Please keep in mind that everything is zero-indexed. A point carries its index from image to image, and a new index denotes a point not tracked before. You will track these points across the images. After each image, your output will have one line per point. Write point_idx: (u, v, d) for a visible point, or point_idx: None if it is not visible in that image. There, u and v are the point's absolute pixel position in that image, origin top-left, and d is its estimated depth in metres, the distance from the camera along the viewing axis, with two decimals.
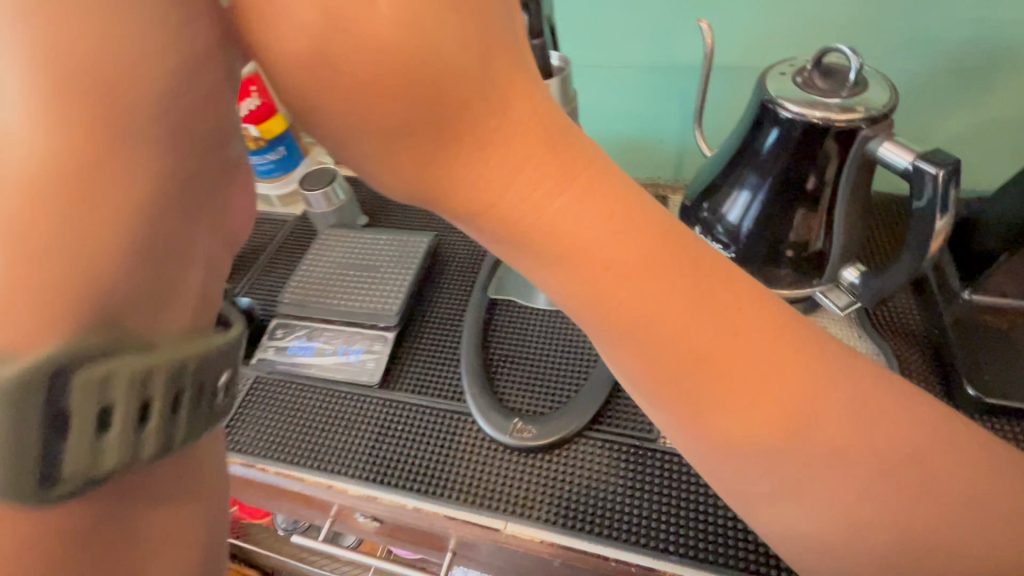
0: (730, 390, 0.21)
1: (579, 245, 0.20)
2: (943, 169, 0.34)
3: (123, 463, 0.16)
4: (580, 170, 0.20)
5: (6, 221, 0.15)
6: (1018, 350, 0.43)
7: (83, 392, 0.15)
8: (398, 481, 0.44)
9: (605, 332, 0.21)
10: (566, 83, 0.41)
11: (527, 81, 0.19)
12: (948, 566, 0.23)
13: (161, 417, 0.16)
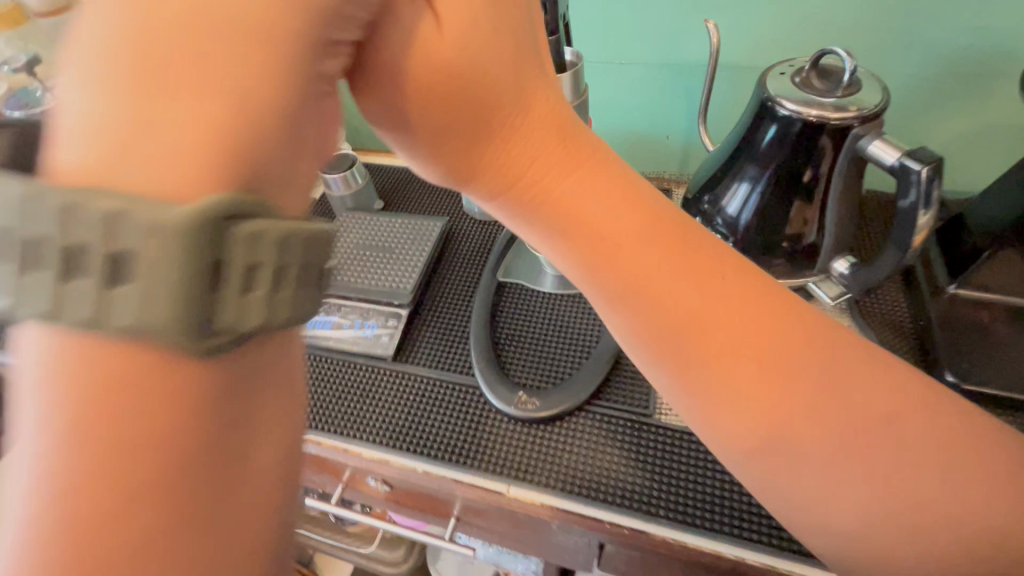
0: (711, 343, 0.25)
1: (583, 215, 0.25)
2: (927, 166, 0.36)
3: (263, 322, 0.18)
4: (584, 159, 0.26)
5: (198, 85, 0.17)
6: (997, 340, 0.45)
7: (241, 244, 0.17)
8: (409, 446, 0.47)
9: (609, 293, 0.26)
10: (578, 78, 0.43)
11: (545, 93, 0.26)
12: (909, 516, 0.25)
13: (293, 284, 0.18)
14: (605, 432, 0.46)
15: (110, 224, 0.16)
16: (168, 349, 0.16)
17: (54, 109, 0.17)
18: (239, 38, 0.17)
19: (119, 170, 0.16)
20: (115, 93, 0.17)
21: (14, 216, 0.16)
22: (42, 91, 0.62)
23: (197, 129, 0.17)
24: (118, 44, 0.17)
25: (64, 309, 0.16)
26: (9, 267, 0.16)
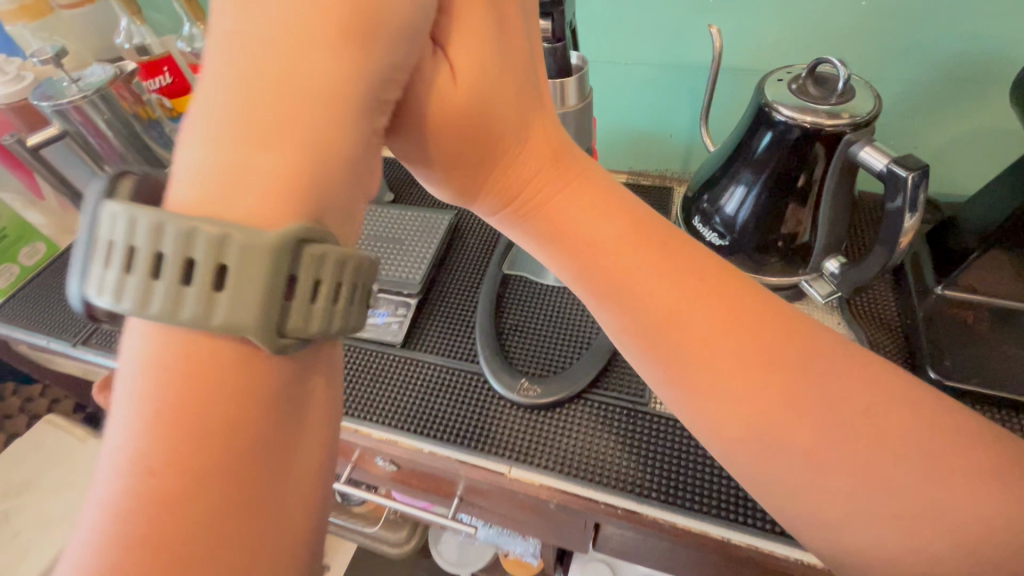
0: (691, 339, 0.29)
1: (568, 224, 0.31)
2: (913, 173, 0.38)
3: (321, 330, 0.22)
4: (573, 174, 0.32)
5: (285, 140, 0.21)
6: (980, 340, 0.47)
7: (308, 261, 0.21)
8: (417, 428, 0.50)
9: (598, 290, 0.31)
10: (584, 81, 0.45)
11: (546, 123, 0.33)
12: (895, 509, 0.27)
13: (345, 298, 0.23)
14: (602, 418, 0.49)
15: (218, 242, 0.19)
16: (257, 343, 0.20)
17: (174, 160, 0.21)
18: (314, 100, 0.22)
19: (224, 204, 0.20)
20: (224, 144, 0.21)
21: (144, 238, 0.19)
22: (67, 83, 0.64)
23: (282, 171, 0.21)
24: (226, 106, 0.21)
25: (178, 311, 0.19)
26: (137, 279, 0.19)
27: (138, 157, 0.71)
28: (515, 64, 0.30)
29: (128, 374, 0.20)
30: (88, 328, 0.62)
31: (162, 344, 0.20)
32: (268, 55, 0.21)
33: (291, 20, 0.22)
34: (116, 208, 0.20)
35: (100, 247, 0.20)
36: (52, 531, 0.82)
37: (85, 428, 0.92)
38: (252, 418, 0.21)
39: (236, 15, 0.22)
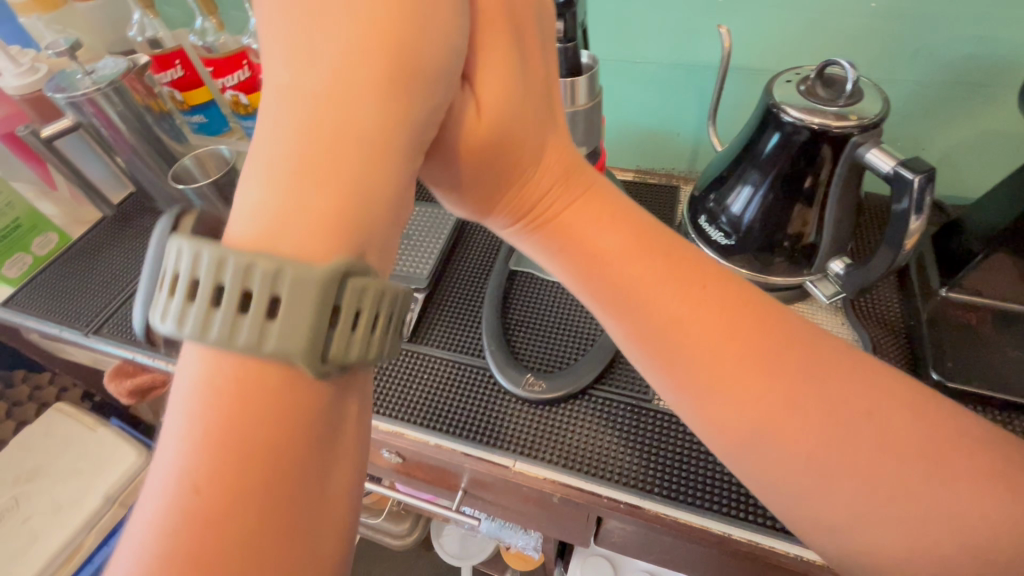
0: (697, 343, 0.30)
1: (579, 234, 0.33)
2: (919, 175, 0.38)
3: (359, 357, 0.24)
4: (583, 186, 0.34)
5: (337, 180, 0.24)
6: (983, 343, 0.48)
7: (350, 293, 0.23)
8: (423, 421, 0.50)
9: (605, 296, 0.32)
10: (594, 80, 0.46)
11: (561, 143, 0.35)
12: (891, 505, 0.27)
13: (381, 327, 0.25)
14: (606, 414, 0.49)
15: (272, 275, 0.21)
16: (303, 368, 0.22)
17: (235, 198, 0.24)
18: (362, 144, 0.24)
19: (278, 240, 0.22)
20: (277, 186, 0.23)
21: (207, 272, 0.22)
22: (81, 75, 0.65)
23: (325, 209, 0.23)
24: (279, 150, 0.23)
25: (234, 337, 0.22)
26: (198, 307, 0.22)
27: (151, 151, 0.71)
28: (532, 83, 0.33)
29: (182, 394, 0.22)
30: (101, 317, 0.63)
31: (214, 367, 0.22)
32: (317, 104, 0.24)
33: (337, 72, 0.24)
34: (180, 243, 0.22)
35: (166, 278, 0.23)
36: (60, 517, 0.84)
37: (93, 416, 0.94)
38: (293, 435, 0.22)
39: (289, 69, 0.25)
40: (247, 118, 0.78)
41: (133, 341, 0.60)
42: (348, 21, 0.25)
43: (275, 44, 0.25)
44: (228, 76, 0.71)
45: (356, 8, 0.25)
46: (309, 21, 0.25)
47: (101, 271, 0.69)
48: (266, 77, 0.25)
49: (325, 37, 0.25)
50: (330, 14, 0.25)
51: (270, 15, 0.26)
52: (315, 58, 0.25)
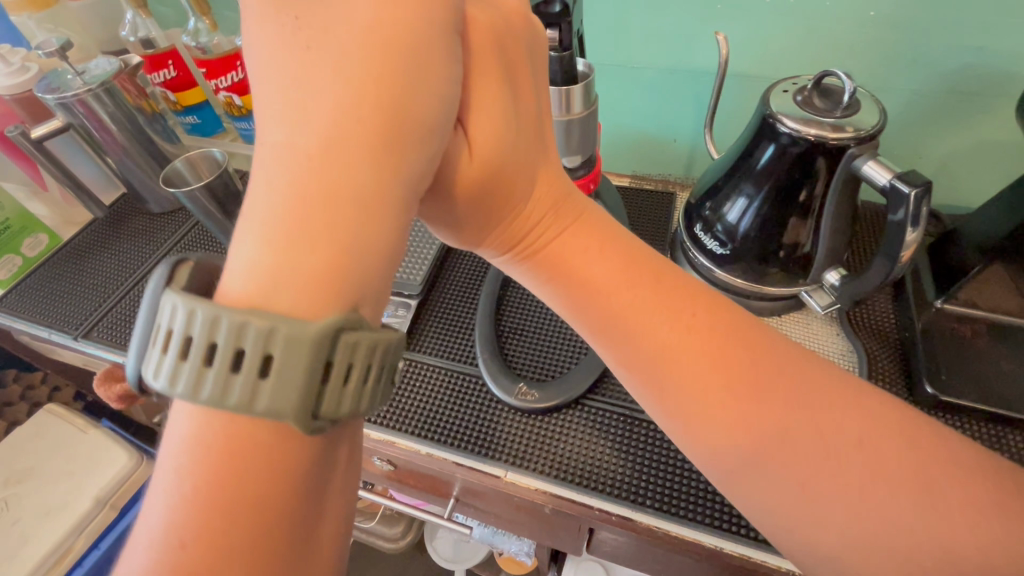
0: (688, 372, 0.32)
1: (572, 262, 0.35)
2: (915, 189, 0.38)
3: (351, 411, 0.24)
4: (576, 213, 0.37)
5: (333, 240, 0.23)
6: (976, 355, 0.48)
7: (343, 348, 0.23)
8: (414, 429, 0.50)
9: (598, 326, 0.34)
10: (589, 88, 0.45)
11: (554, 170, 0.37)
12: (860, 511, 0.29)
13: (374, 377, 0.25)
14: (599, 425, 0.49)
15: (265, 333, 0.21)
16: (295, 427, 0.22)
17: (228, 258, 0.23)
18: (357, 204, 0.24)
19: (271, 297, 0.22)
20: (270, 246, 0.23)
21: (199, 330, 0.22)
22: (72, 75, 0.65)
23: (320, 270, 0.23)
24: (273, 206, 0.24)
25: (226, 397, 0.22)
26: (191, 365, 0.22)
27: (144, 152, 0.71)
28: (522, 113, 0.34)
29: (173, 449, 0.23)
30: (91, 320, 0.63)
31: (205, 424, 0.22)
32: (311, 162, 0.24)
33: (330, 129, 0.25)
34: (174, 299, 0.22)
35: (158, 333, 0.23)
36: (51, 520, 0.83)
37: (84, 418, 0.93)
38: (282, 489, 0.23)
39: (283, 126, 0.25)
40: (241, 119, 0.77)
41: (123, 345, 0.60)
42: (340, 77, 0.25)
43: (269, 102, 0.26)
44: (222, 77, 0.71)
45: (348, 64, 0.25)
46: (303, 79, 0.26)
47: (92, 273, 0.68)
48: (260, 135, 0.26)
49: (318, 93, 0.25)
50: (322, 71, 0.25)
51: (266, 74, 0.26)
52: (309, 114, 0.25)
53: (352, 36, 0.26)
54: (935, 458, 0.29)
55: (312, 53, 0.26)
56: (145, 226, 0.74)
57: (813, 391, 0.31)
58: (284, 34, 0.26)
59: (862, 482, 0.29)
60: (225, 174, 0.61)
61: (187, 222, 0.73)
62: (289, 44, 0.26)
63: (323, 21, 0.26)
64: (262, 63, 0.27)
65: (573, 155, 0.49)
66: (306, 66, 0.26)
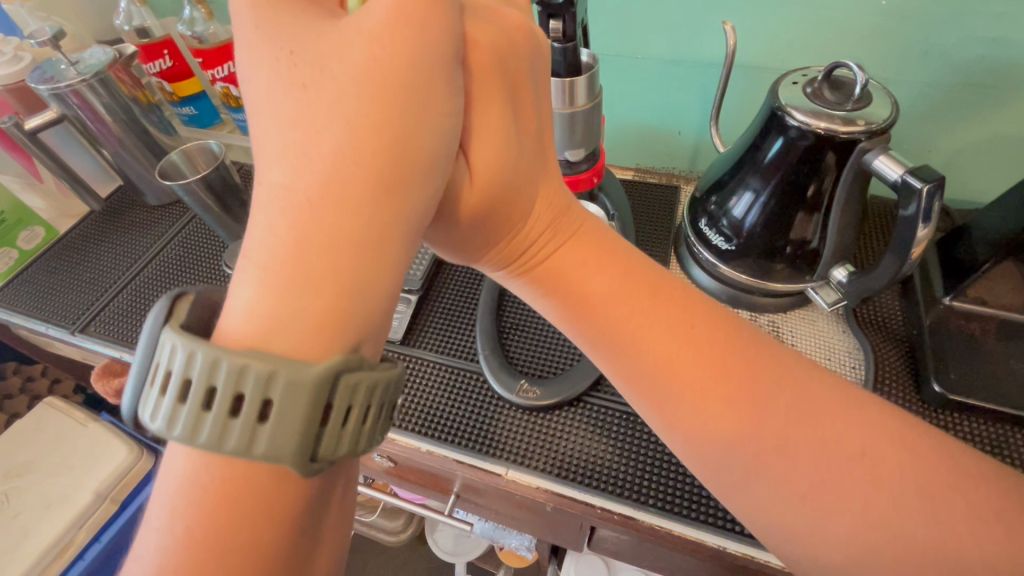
0: (684, 383, 0.32)
1: (570, 276, 0.35)
2: (927, 185, 0.37)
3: (349, 452, 0.24)
4: (577, 230, 0.37)
5: (338, 284, 0.24)
6: (984, 353, 0.47)
7: (343, 389, 0.23)
8: (414, 426, 0.49)
9: (597, 338, 0.34)
10: (594, 80, 0.44)
11: (556, 186, 0.38)
12: (861, 518, 0.28)
13: (372, 417, 0.25)
14: (602, 423, 0.48)
15: (265, 378, 0.22)
16: (292, 470, 0.23)
17: (229, 298, 0.24)
18: (360, 249, 0.25)
19: (273, 341, 0.23)
20: (271, 292, 0.23)
21: (200, 372, 0.22)
22: (66, 65, 0.63)
23: (320, 317, 0.24)
24: (270, 249, 0.24)
25: (224, 441, 0.22)
26: (189, 409, 0.22)
27: (139, 143, 0.70)
28: (522, 116, 0.35)
29: (168, 490, 0.24)
30: (87, 315, 0.62)
31: (200, 465, 0.23)
32: (309, 205, 0.25)
33: (327, 170, 0.25)
34: (168, 336, 0.23)
35: (151, 372, 0.23)
36: (52, 513, 0.83)
37: (84, 412, 0.93)
38: (276, 525, 0.24)
39: (280, 165, 0.25)
40: (238, 110, 0.76)
41: (120, 340, 0.59)
42: (336, 117, 0.26)
43: (266, 138, 0.26)
44: (219, 68, 0.70)
45: (343, 104, 0.26)
46: (298, 117, 0.26)
47: (87, 267, 0.67)
48: (258, 172, 0.26)
49: (314, 134, 0.26)
50: (318, 111, 0.26)
51: (262, 110, 0.27)
52: (306, 153, 0.25)
53: (347, 77, 0.26)
54: (935, 459, 0.29)
55: (308, 92, 0.26)
56: (142, 219, 0.73)
57: (813, 396, 0.31)
58: (281, 72, 0.27)
59: (864, 486, 0.29)
60: (222, 167, 0.60)
61: (184, 215, 0.72)
62: (285, 82, 0.26)
63: (318, 60, 0.26)
64: (258, 98, 0.27)
65: (576, 149, 0.48)
66: (301, 105, 0.26)
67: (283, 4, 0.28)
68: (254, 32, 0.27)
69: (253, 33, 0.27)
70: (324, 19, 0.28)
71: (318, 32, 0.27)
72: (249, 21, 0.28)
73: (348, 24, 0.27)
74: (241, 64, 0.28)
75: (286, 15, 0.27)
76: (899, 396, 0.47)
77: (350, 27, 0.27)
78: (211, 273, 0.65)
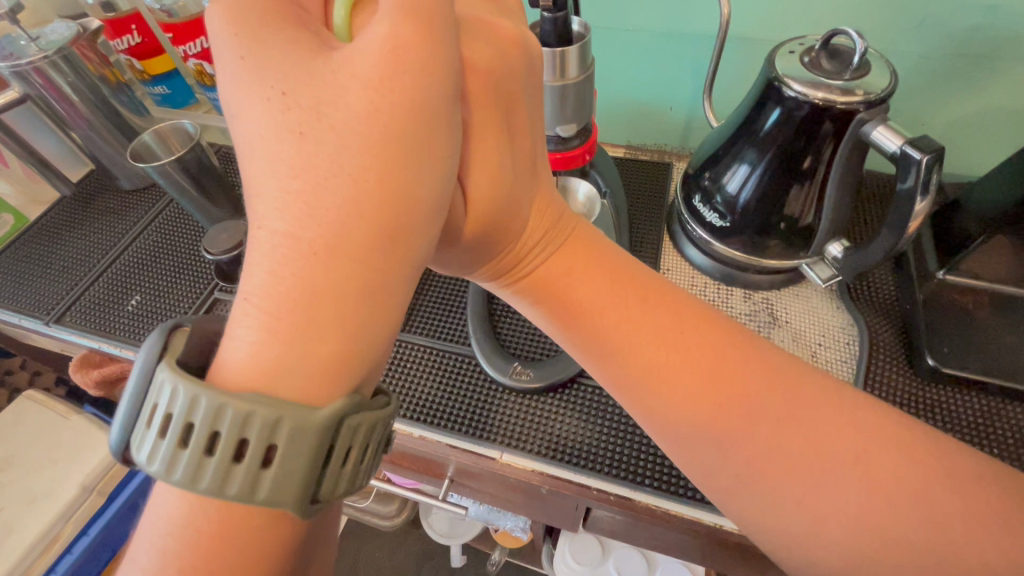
0: (683, 372, 0.31)
1: (565, 286, 0.35)
2: (927, 155, 0.36)
3: (346, 489, 0.24)
4: (572, 233, 0.37)
5: (343, 325, 0.24)
6: (978, 328, 0.47)
7: (345, 432, 0.23)
8: (411, 414, 0.48)
9: (592, 347, 0.34)
10: (585, 51, 0.42)
11: (548, 193, 0.37)
12: (858, 519, 0.28)
13: (369, 454, 0.25)
14: (596, 408, 0.48)
15: (271, 424, 0.21)
16: (293, 513, 0.23)
17: (229, 337, 0.23)
18: (366, 297, 0.24)
19: (276, 385, 0.22)
20: (274, 337, 0.22)
21: (203, 419, 0.21)
22: (26, 41, 0.60)
23: (324, 368, 0.23)
24: (271, 298, 0.23)
25: (226, 486, 0.22)
26: (191, 453, 0.21)
27: (109, 125, 0.66)
28: (516, 107, 0.33)
29: (161, 525, 0.23)
30: (63, 305, 0.59)
31: (195, 505, 0.23)
32: (316, 258, 0.23)
33: (333, 225, 0.24)
34: (164, 375, 0.22)
35: (145, 410, 0.22)
36: (37, 507, 0.81)
37: (66, 404, 0.90)
38: (268, 561, 0.24)
39: (283, 216, 0.24)
40: (212, 89, 0.72)
41: (97, 330, 0.57)
42: (339, 171, 0.24)
43: (265, 183, 0.24)
44: (190, 43, 0.66)
45: (347, 158, 0.24)
46: (302, 167, 0.24)
47: (60, 256, 0.65)
48: (255, 219, 0.24)
49: (320, 189, 0.24)
50: (321, 162, 0.24)
51: (256, 154, 0.24)
52: (312, 205, 0.24)
53: (348, 126, 0.24)
54: (930, 448, 0.29)
55: (307, 141, 0.24)
56: (116, 204, 0.70)
57: (810, 396, 0.31)
58: (274, 114, 0.24)
59: (865, 485, 0.28)
60: (198, 148, 0.58)
61: (161, 199, 0.69)
62: (281, 126, 0.24)
63: (315, 103, 0.24)
64: (251, 140, 0.25)
65: (567, 124, 0.47)
66: (302, 155, 0.24)
67: (267, 30, 0.25)
68: (239, 63, 0.25)
69: (239, 64, 0.25)
70: (315, 51, 0.25)
71: (311, 70, 0.25)
72: (232, 50, 0.25)
73: (342, 63, 0.25)
74: (224, 96, 0.26)
75: (275, 46, 0.25)
76: (893, 372, 0.47)
77: (346, 69, 0.25)
78: (191, 259, 0.62)
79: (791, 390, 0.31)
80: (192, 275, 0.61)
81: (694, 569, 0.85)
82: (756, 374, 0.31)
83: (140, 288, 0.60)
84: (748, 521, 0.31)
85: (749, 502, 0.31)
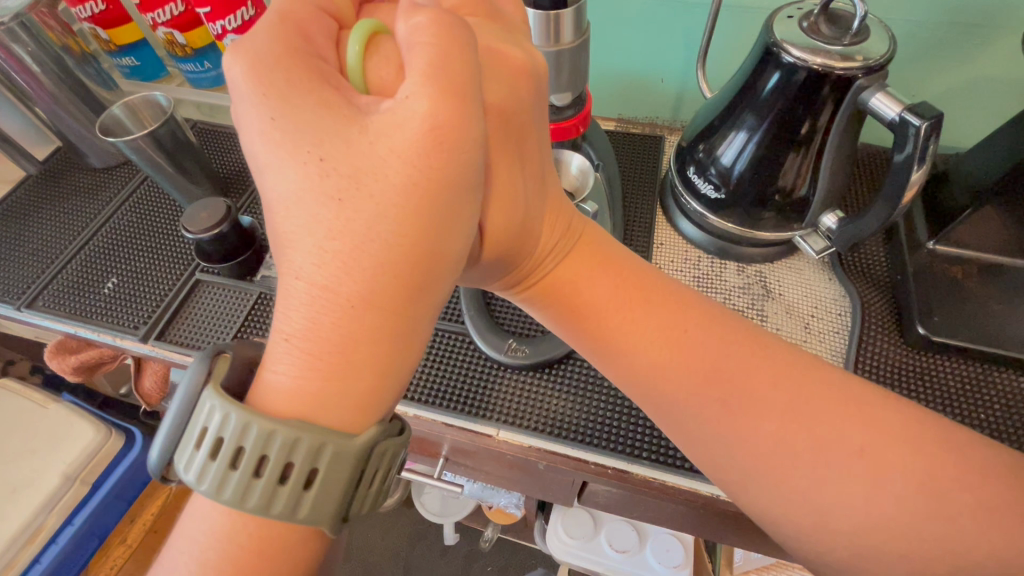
0: (699, 374, 0.31)
1: (575, 283, 0.34)
2: (926, 122, 0.35)
3: (369, 506, 0.24)
4: (580, 233, 0.36)
5: (375, 363, 0.23)
6: (964, 297, 0.47)
7: (375, 457, 0.23)
8: (415, 395, 0.48)
9: (598, 348, 0.34)
10: (581, 15, 0.41)
11: (558, 199, 0.36)
12: (868, 513, 0.28)
13: (389, 475, 0.25)
14: (593, 388, 0.47)
15: (315, 449, 0.21)
16: (326, 530, 0.23)
17: (271, 373, 0.23)
18: (393, 329, 0.24)
19: (317, 417, 0.22)
20: (315, 375, 0.22)
21: (253, 443, 0.21)
22: None
23: (359, 410, 0.23)
24: (308, 350, 0.22)
25: (271, 505, 0.22)
26: (240, 475, 0.21)
27: (74, 97, 0.63)
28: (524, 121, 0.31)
29: (197, 543, 0.23)
30: (35, 288, 0.57)
31: (237, 523, 0.22)
32: (351, 314, 0.23)
33: (370, 276, 0.23)
34: (214, 402, 0.22)
35: (193, 432, 0.22)
36: (18, 500, 0.79)
37: (43, 392, 0.88)
38: None
39: (321, 270, 0.23)
40: (185, 60, 0.69)
41: (73, 314, 0.54)
42: (377, 237, 0.23)
43: (300, 239, 0.23)
44: (159, 10, 0.61)
45: (388, 227, 0.23)
46: (340, 230, 0.23)
47: (28, 237, 0.62)
48: (290, 270, 0.23)
49: (359, 252, 0.23)
50: (359, 226, 0.23)
51: (295, 220, 0.23)
52: (349, 263, 0.23)
53: (387, 200, 0.23)
54: (941, 438, 0.29)
55: (345, 208, 0.23)
56: (87, 182, 0.66)
57: (817, 387, 0.31)
58: (311, 181, 0.23)
59: (875, 477, 0.28)
60: (172, 123, 0.55)
61: (135, 176, 0.66)
62: (317, 193, 0.23)
63: (352, 172, 0.23)
64: (288, 205, 0.23)
65: (563, 92, 0.45)
66: (342, 219, 0.23)
67: (296, 92, 0.23)
68: (269, 125, 0.23)
69: (268, 126, 0.23)
70: (348, 117, 0.23)
71: (346, 140, 0.23)
72: (261, 112, 0.23)
73: (380, 134, 0.23)
74: (254, 153, 0.24)
75: (307, 112, 0.23)
76: (885, 344, 0.47)
77: (384, 142, 0.23)
78: (169, 239, 0.60)
79: (800, 384, 0.31)
80: (171, 255, 0.58)
81: (683, 539, 0.87)
82: (765, 365, 0.31)
83: (117, 269, 0.57)
84: (756, 513, 0.31)
85: (757, 492, 0.31)
